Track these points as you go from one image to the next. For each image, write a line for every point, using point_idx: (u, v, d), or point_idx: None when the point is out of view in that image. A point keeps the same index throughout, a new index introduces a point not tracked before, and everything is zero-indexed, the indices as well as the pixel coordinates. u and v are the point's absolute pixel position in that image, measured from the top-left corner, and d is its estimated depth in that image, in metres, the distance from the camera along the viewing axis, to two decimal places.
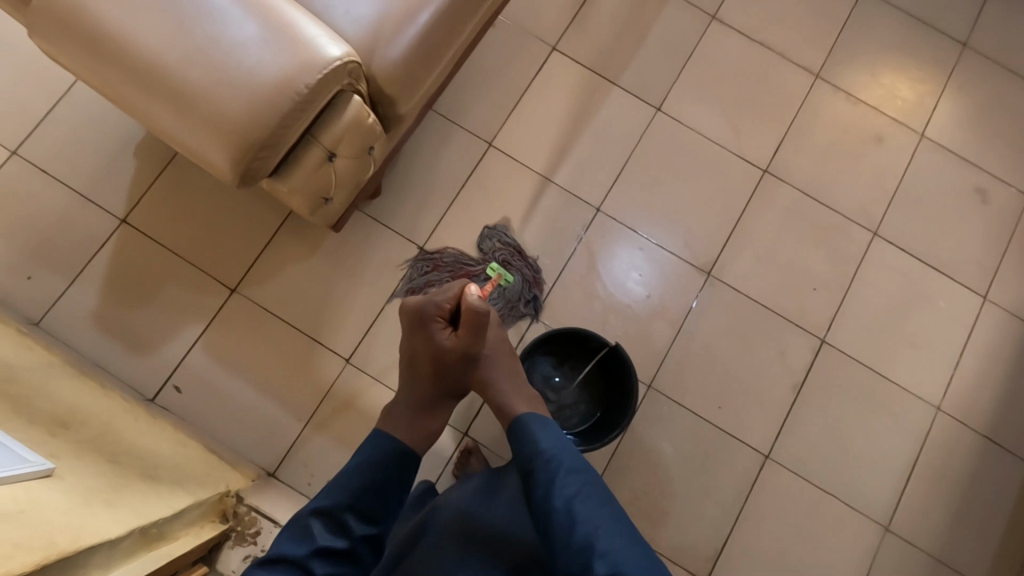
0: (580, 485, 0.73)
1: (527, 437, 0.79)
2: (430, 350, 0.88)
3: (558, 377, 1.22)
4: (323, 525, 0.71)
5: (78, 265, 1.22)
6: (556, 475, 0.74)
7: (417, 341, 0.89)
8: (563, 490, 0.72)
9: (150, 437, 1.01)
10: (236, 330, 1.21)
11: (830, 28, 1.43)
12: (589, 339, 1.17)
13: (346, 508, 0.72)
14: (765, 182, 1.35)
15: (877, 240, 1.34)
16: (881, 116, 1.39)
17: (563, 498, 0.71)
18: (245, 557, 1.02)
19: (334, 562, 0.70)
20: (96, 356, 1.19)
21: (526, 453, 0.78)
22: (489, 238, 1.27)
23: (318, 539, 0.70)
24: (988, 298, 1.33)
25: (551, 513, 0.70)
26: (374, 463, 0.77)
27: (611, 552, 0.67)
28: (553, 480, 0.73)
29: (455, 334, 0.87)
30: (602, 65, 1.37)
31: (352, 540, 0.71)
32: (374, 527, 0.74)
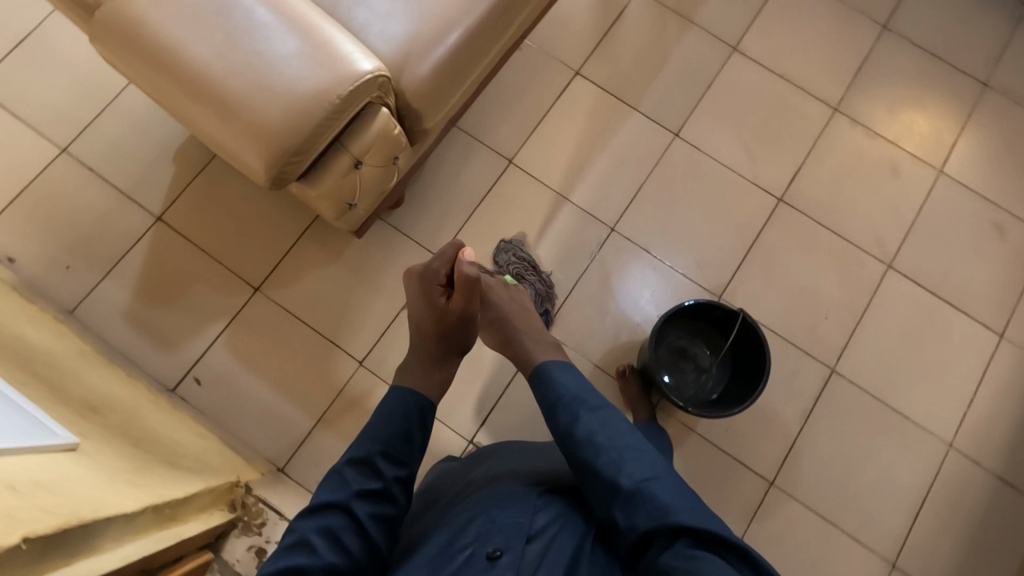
0: (601, 418, 0.73)
1: (548, 381, 0.81)
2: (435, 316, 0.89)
3: (691, 347, 1.22)
4: (356, 469, 0.72)
5: (115, 258, 1.29)
6: (578, 411, 0.74)
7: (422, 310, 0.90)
8: (585, 424, 0.72)
9: (169, 425, 1.05)
10: (256, 327, 1.26)
11: (849, 62, 1.45)
12: (710, 307, 1.17)
13: (378, 453, 0.73)
14: (779, 210, 1.36)
15: (891, 272, 1.34)
16: (899, 150, 1.41)
17: (584, 429, 0.71)
18: (248, 546, 1.08)
19: (375, 502, 0.71)
20: (124, 345, 1.24)
21: (549, 395, 0.79)
22: (504, 251, 1.29)
23: (354, 483, 0.71)
24: (1004, 336, 1.32)
25: (575, 445, 0.71)
26: (396, 411, 0.77)
27: (637, 469, 0.66)
28: (575, 418, 0.74)
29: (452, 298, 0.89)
30: (623, 90, 1.42)
31: (387, 481, 0.72)
32: (405, 469, 0.75)
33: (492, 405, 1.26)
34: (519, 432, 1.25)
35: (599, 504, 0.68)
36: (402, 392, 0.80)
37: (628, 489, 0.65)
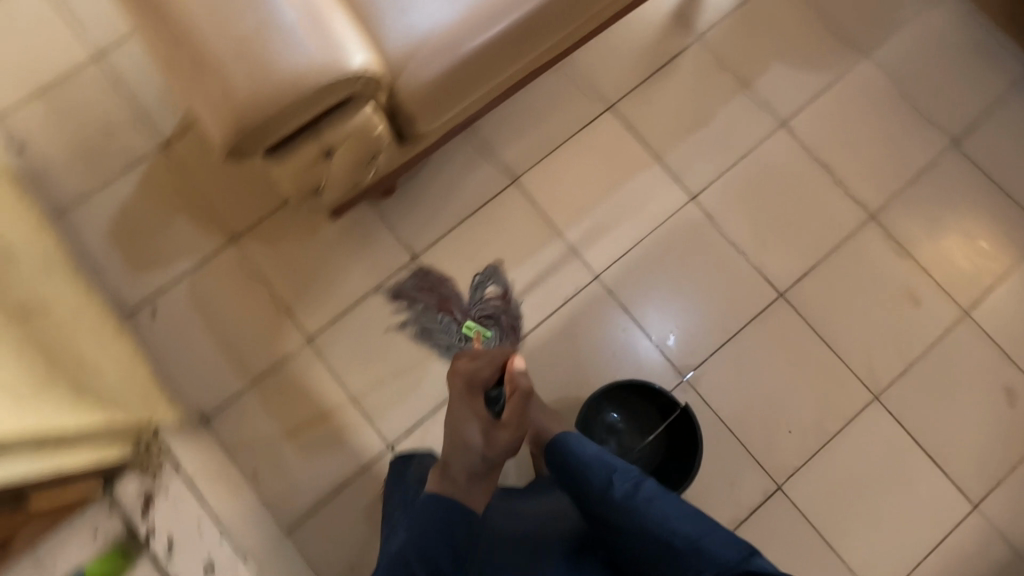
0: (632, 480, 0.83)
1: (577, 453, 0.87)
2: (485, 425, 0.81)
3: (617, 427, 1.17)
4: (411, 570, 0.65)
5: (113, 173, 1.31)
6: (613, 478, 0.83)
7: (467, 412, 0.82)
8: (622, 488, 0.82)
9: (101, 353, 1.07)
10: (222, 276, 1.27)
11: (903, 172, 1.34)
12: (653, 393, 1.15)
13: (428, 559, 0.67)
14: (776, 305, 1.28)
15: (875, 404, 1.24)
16: (926, 279, 1.29)
17: (625, 495, 0.80)
18: (138, 490, 1.07)
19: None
20: (96, 259, 1.26)
21: (578, 465, 0.85)
22: (481, 284, 1.28)
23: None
24: (978, 507, 1.20)
25: (619, 512, 0.79)
26: (440, 514, 0.71)
27: (680, 522, 0.76)
28: (609, 481, 0.83)
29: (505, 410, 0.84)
30: (652, 139, 1.34)
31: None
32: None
33: (426, 418, 1.22)
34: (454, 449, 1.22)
35: (646, 560, 0.76)
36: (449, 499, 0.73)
37: (681, 543, 0.74)
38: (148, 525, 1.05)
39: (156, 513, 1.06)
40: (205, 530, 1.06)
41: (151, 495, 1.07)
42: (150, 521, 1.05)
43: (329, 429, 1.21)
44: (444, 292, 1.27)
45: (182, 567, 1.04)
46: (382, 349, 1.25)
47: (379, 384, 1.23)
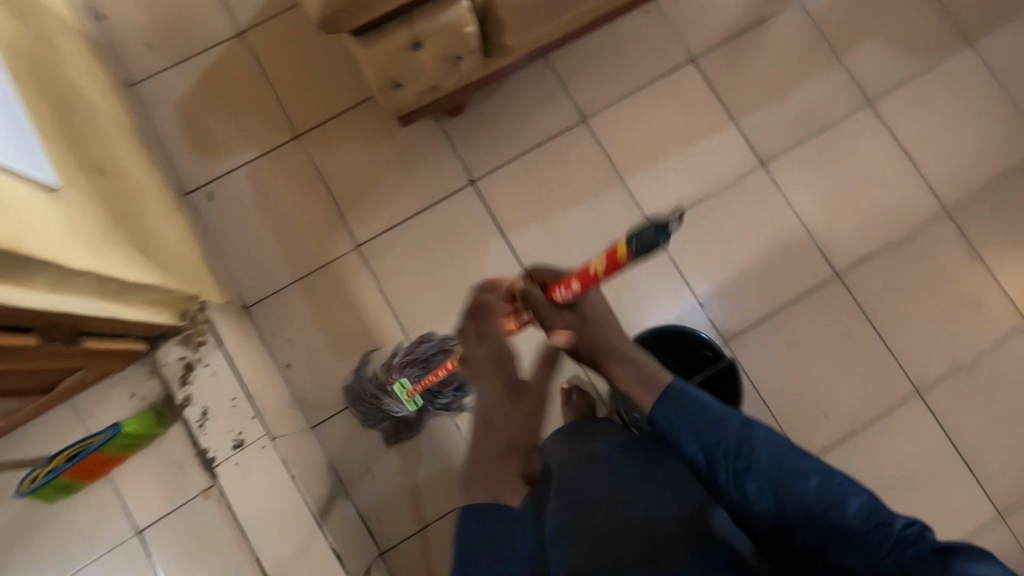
0: (768, 441, 0.67)
1: (702, 408, 0.69)
2: (510, 410, 0.62)
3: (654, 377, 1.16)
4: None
5: (187, 53, 1.30)
6: (752, 444, 0.67)
7: (490, 401, 0.63)
8: (766, 454, 0.66)
9: (162, 221, 1.08)
10: (281, 171, 1.26)
11: (986, 171, 1.28)
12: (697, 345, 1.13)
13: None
14: (831, 285, 1.24)
15: (916, 399, 1.21)
16: (991, 283, 1.24)
17: (771, 466, 0.65)
18: (180, 357, 1.04)
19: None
20: (161, 134, 1.27)
21: (703, 428, 0.68)
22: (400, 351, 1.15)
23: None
24: (1006, 519, 1.17)
25: (761, 482, 0.65)
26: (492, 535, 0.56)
27: (839, 482, 0.63)
28: (748, 449, 0.67)
29: (535, 378, 0.65)
30: (731, 98, 1.30)
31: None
32: None
33: None
34: None
35: (809, 543, 0.62)
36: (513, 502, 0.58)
37: (855, 521, 0.60)
38: (186, 393, 1.02)
39: (194, 383, 1.03)
40: (237, 406, 1.02)
41: (192, 365, 1.04)
42: (188, 390, 1.03)
43: (366, 337, 1.22)
44: (497, 220, 1.26)
45: (212, 437, 1.01)
46: (427, 268, 1.24)
47: (420, 300, 1.23)
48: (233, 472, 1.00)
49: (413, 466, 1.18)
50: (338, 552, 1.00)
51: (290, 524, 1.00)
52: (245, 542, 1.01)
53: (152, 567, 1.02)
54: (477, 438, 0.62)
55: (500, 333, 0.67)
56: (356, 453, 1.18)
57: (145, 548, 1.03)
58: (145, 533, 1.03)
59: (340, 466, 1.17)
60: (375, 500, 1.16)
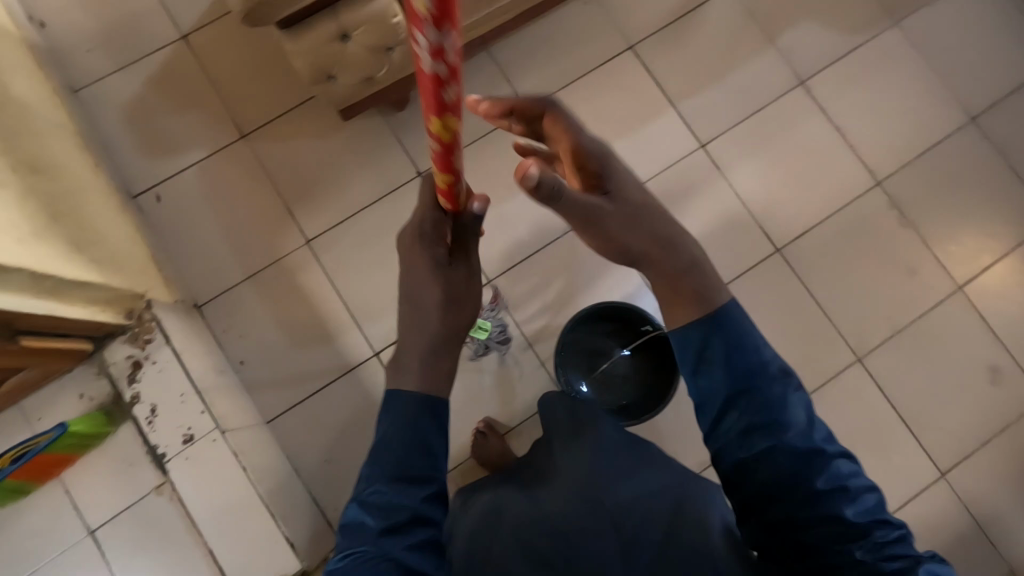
0: (806, 406, 0.62)
1: (746, 346, 0.63)
2: (447, 291, 0.70)
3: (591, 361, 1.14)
4: (379, 506, 0.61)
5: (130, 57, 1.30)
6: (787, 399, 0.62)
7: (426, 282, 0.70)
8: (794, 412, 0.61)
9: (106, 222, 1.08)
10: (230, 171, 1.28)
11: (916, 142, 1.33)
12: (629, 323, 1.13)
13: (396, 478, 0.62)
14: (772, 259, 1.28)
15: (857, 365, 1.25)
16: (924, 250, 1.29)
17: (794, 428, 0.60)
18: (127, 356, 1.04)
19: (411, 532, 0.61)
20: (107, 139, 1.27)
21: (743, 372, 0.62)
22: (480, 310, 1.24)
23: (378, 521, 0.60)
24: (946, 476, 1.22)
25: (777, 440, 0.60)
26: (411, 419, 0.64)
27: (842, 462, 0.60)
28: (784, 399, 0.61)
29: (461, 259, 0.72)
30: (670, 83, 1.34)
31: (416, 506, 0.61)
32: (432, 484, 0.63)
33: None
34: None
35: (789, 512, 0.59)
36: (425, 398, 0.65)
37: (853, 515, 0.58)
38: (134, 391, 1.03)
39: (142, 380, 1.03)
40: (187, 401, 1.03)
41: (140, 363, 1.04)
42: (136, 388, 1.03)
43: (320, 330, 1.23)
44: None
45: (162, 433, 1.02)
46: (378, 259, 1.26)
47: (371, 291, 1.25)
48: (184, 466, 1.01)
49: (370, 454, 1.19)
50: (292, 539, 1.02)
51: (243, 515, 1.00)
52: (199, 534, 1.02)
53: (107, 566, 1.02)
54: (413, 318, 0.70)
55: (434, 216, 0.68)
56: (315, 443, 1.19)
57: (99, 547, 1.03)
58: (98, 533, 1.03)
59: (297, 460, 1.18)
60: (332, 491, 1.17)
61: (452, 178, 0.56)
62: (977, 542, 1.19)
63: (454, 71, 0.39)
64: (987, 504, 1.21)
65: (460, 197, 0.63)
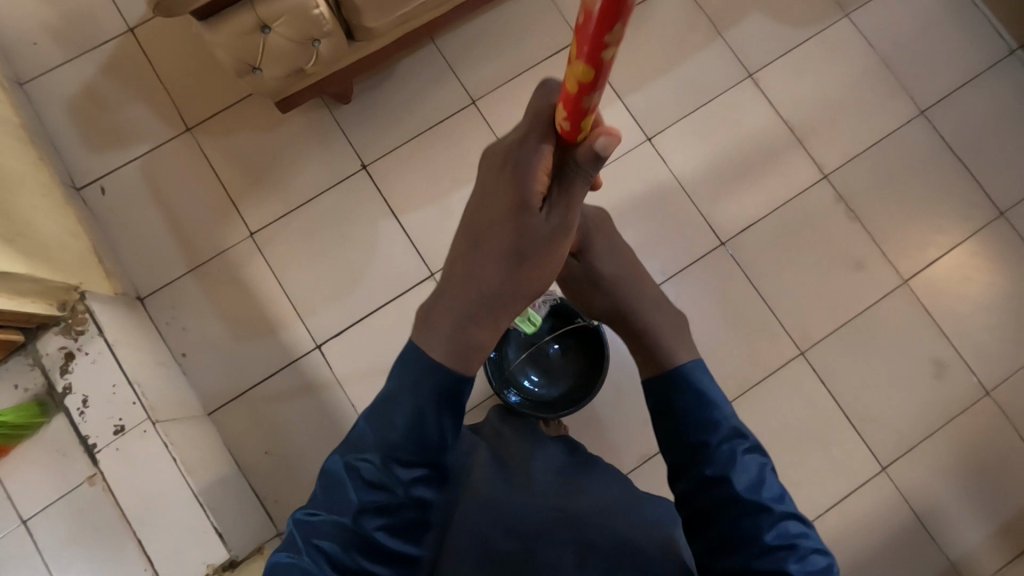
0: (758, 465, 0.62)
1: (697, 400, 0.64)
2: (519, 249, 0.60)
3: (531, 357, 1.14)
4: (366, 484, 0.58)
5: (77, 50, 1.30)
6: (737, 460, 0.61)
7: (499, 227, 0.60)
8: (743, 473, 0.60)
9: (43, 214, 1.08)
10: (175, 164, 1.28)
11: (864, 136, 1.32)
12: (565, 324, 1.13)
13: (385, 455, 0.58)
14: (716, 252, 1.28)
15: (800, 359, 1.25)
16: (870, 243, 1.29)
17: (743, 487, 0.59)
18: (60, 347, 1.04)
19: (391, 513, 0.60)
20: (53, 132, 1.27)
21: (689, 437, 0.63)
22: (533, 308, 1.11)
23: (363, 497, 0.58)
24: (886, 470, 1.21)
25: (723, 500, 0.59)
26: (416, 399, 0.58)
27: (792, 526, 0.59)
28: (732, 459, 0.61)
29: (553, 208, 0.60)
30: (617, 76, 1.33)
31: (404, 492, 0.59)
32: (425, 470, 0.60)
33: (354, 322, 1.24)
34: (375, 358, 1.23)
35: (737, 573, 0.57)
36: (442, 382, 0.59)
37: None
38: (66, 382, 1.03)
39: (74, 371, 1.04)
40: (118, 392, 1.03)
41: (73, 355, 1.04)
42: (68, 379, 1.03)
43: (262, 322, 1.24)
44: (390, 202, 1.28)
45: (93, 424, 1.02)
46: (321, 251, 1.26)
47: (314, 283, 1.25)
48: (114, 456, 1.01)
49: (310, 446, 1.20)
50: (221, 531, 1.02)
51: (172, 503, 1.01)
52: (128, 523, 1.02)
53: (39, 554, 1.04)
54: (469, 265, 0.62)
55: (540, 147, 0.58)
56: (255, 435, 1.20)
57: (32, 535, 1.04)
58: (31, 522, 1.05)
59: (235, 450, 1.19)
60: (270, 482, 1.18)
61: (593, 71, 0.45)
62: (917, 537, 1.19)
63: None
64: (927, 499, 1.20)
65: (587, 113, 0.52)
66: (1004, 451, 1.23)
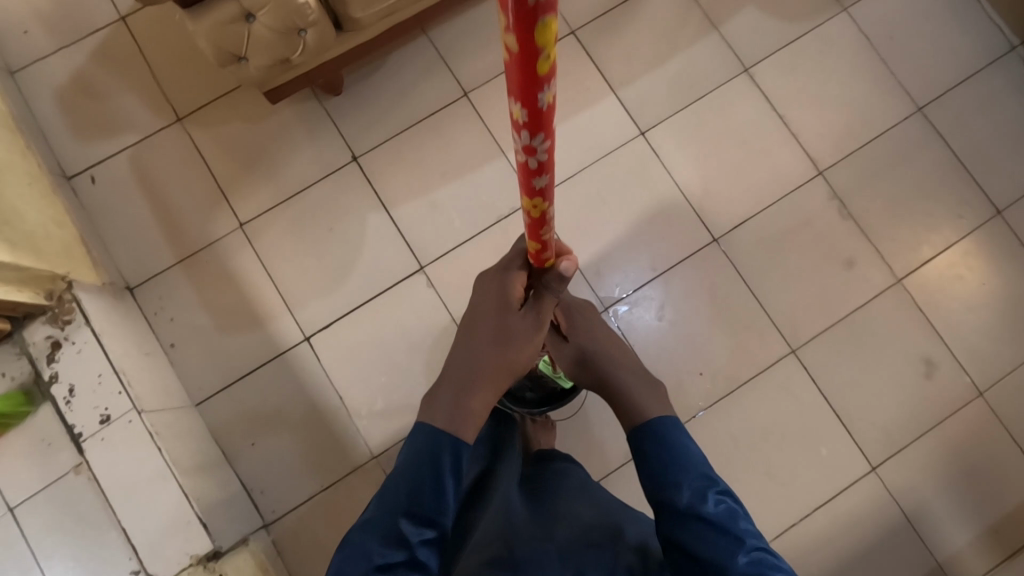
0: (726, 500, 0.63)
1: (670, 444, 0.67)
2: (503, 336, 0.74)
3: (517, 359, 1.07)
4: (380, 540, 0.60)
5: (68, 39, 1.30)
6: (708, 496, 0.63)
7: (487, 320, 0.75)
8: (714, 508, 0.62)
9: (29, 203, 1.08)
10: (165, 155, 1.28)
11: (860, 132, 1.31)
12: None
13: (399, 513, 0.62)
14: (708, 249, 1.27)
15: (790, 357, 1.24)
16: (863, 241, 1.28)
17: (713, 520, 0.60)
18: (46, 336, 1.04)
19: (400, 573, 0.60)
20: (42, 120, 1.27)
21: (661, 475, 0.65)
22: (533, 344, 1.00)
23: (376, 557, 0.60)
24: (876, 470, 1.21)
25: (694, 531, 0.60)
26: (422, 457, 0.64)
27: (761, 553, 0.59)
28: (700, 493, 0.63)
29: (531, 306, 0.76)
30: (610, 69, 1.32)
31: (412, 547, 0.61)
32: (433, 530, 0.63)
33: (344, 315, 1.24)
34: (362, 350, 1.23)
35: None
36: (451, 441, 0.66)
37: None
38: (52, 371, 1.03)
39: (60, 361, 1.04)
40: (104, 381, 1.03)
41: (59, 344, 1.04)
42: (54, 368, 1.03)
43: (251, 314, 1.24)
44: (380, 195, 1.27)
45: (79, 414, 1.02)
46: (311, 244, 1.26)
47: (303, 276, 1.25)
48: (100, 446, 1.02)
49: (295, 438, 1.20)
50: (205, 521, 1.02)
51: (159, 493, 1.01)
52: (112, 514, 1.02)
53: (25, 543, 1.04)
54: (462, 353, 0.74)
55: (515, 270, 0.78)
56: (242, 427, 1.20)
57: (19, 524, 1.05)
58: (17, 511, 1.05)
59: (223, 441, 1.19)
60: (257, 475, 1.18)
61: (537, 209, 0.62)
62: (906, 537, 1.18)
63: (545, 164, 0.54)
64: (916, 499, 1.20)
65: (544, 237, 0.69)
66: (995, 452, 1.22)
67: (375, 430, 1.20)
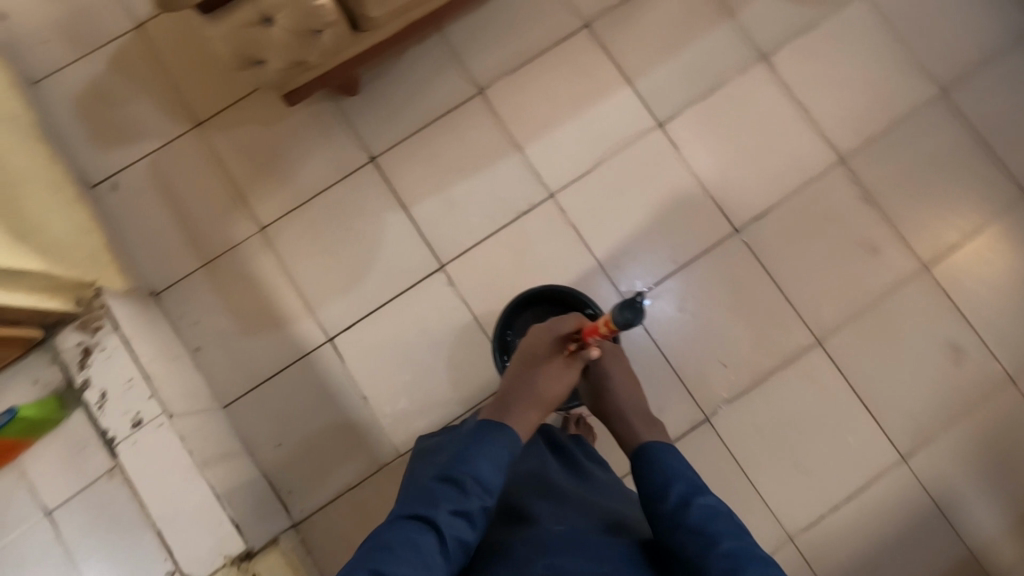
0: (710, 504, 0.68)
1: (656, 463, 0.74)
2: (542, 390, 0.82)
3: None
4: (449, 492, 0.67)
5: (86, 49, 1.31)
6: (690, 504, 0.68)
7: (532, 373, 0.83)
8: (695, 516, 0.66)
9: (55, 212, 1.10)
10: (185, 160, 1.29)
11: (882, 117, 1.29)
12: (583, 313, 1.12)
13: (468, 474, 0.69)
14: (729, 240, 1.26)
15: (816, 348, 1.23)
16: (886, 228, 1.26)
17: (691, 524, 0.66)
18: (76, 342, 1.05)
19: (459, 523, 0.66)
20: (63, 129, 1.28)
21: (651, 485, 0.72)
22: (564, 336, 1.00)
23: (445, 502, 0.67)
24: (905, 460, 1.19)
25: (676, 535, 0.66)
26: (496, 435, 0.73)
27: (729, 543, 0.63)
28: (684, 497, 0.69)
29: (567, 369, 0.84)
30: (625, 61, 1.31)
31: (472, 506, 0.67)
32: (491, 499, 0.69)
33: (365, 314, 1.24)
34: (385, 350, 1.23)
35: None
36: (509, 436, 0.74)
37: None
38: (83, 376, 1.04)
39: (91, 367, 1.05)
40: (133, 385, 1.04)
41: (88, 350, 1.05)
42: (86, 373, 1.04)
43: (273, 316, 1.25)
44: (398, 195, 1.28)
45: (111, 417, 1.04)
46: (330, 245, 1.27)
47: (325, 277, 1.26)
48: (132, 449, 1.03)
49: (322, 439, 1.21)
50: (236, 521, 1.03)
51: (187, 493, 1.02)
52: (146, 515, 1.03)
53: (65, 544, 1.07)
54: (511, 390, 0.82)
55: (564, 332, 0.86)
56: (268, 429, 1.21)
57: (56, 527, 1.07)
58: (55, 514, 1.07)
59: (251, 442, 1.20)
60: (283, 475, 1.20)
61: None
62: (937, 526, 1.17)
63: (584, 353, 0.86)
64: (946, 488, 1.18)
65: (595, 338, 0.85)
66: None
67: (400, 430, 1.21)
